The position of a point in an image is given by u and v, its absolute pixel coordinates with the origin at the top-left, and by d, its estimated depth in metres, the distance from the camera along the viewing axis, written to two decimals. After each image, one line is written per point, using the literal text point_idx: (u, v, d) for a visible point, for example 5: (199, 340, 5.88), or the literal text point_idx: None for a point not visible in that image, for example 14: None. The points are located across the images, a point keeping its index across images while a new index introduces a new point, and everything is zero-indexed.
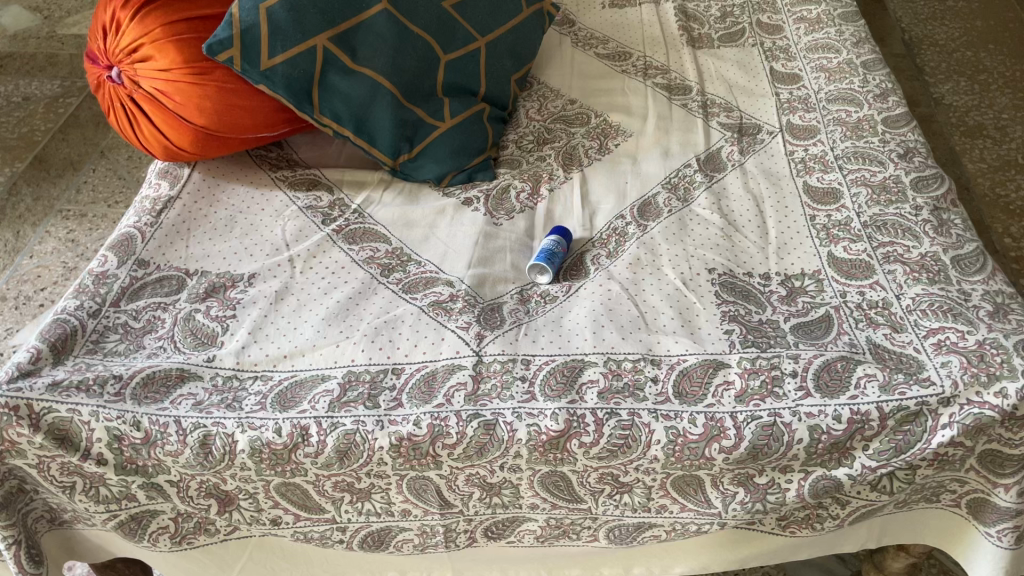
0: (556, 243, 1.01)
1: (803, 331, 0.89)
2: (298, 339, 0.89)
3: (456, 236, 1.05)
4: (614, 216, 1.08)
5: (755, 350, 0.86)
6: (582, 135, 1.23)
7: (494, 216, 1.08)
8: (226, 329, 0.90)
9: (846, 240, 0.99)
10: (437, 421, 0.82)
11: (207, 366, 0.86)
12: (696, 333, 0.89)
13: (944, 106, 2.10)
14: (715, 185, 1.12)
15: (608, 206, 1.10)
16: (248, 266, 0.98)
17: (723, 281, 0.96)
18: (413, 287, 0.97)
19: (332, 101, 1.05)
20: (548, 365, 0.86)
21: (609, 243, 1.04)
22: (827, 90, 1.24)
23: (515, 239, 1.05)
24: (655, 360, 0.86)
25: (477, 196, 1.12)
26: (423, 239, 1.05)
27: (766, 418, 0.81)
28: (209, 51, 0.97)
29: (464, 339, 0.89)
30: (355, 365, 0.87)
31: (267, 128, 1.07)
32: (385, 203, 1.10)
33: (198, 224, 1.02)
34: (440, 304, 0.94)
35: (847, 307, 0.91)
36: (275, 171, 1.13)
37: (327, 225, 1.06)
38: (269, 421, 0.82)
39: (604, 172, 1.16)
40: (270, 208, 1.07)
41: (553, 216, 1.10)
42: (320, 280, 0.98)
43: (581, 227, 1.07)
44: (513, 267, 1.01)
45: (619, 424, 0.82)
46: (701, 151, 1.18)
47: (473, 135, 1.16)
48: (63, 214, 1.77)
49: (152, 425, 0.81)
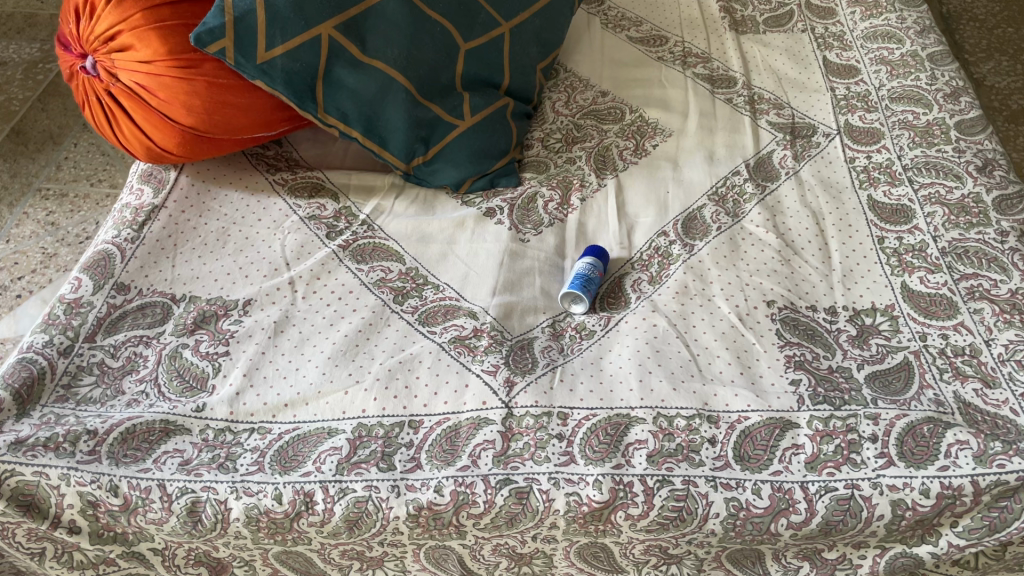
0: (591, 266, 0.89)
1: (881, 383, 0.77)
2: (300, 383, 0.78)
3: (478, 255, 0.93)
4: (656, 232, 0.96)
5: (827, 408, 0.75)
6: (616, 133, 1.10)
7: (520, 230, 0.96)
8: (216, 370, 0.78)
9: (923, 270, 0.88)
10: (461, 488, 0.71)
11: (195, 416, 0.75)
12: (757, 384, 0.77)
13: (984, 86, 1.97)
14: (769, 198, 1.00)
15: (649, 220, 0.98)
16: (243, 291, 0.86)
17: (785, 317, 0.84)
18: (431, 317, 0.85)
19: (338, 99, 0.93)
20: (588, 422, 0.75)
21: (651, 265, 0.92)
22: (890, 87, 1.12)
23: (545, 258, 0.93)
24: (711, 418, 0.75)
25: (501, 206, 0.99)
26: (442, 258, 0.93)
27: (842, 490, 0.70)
28: (197, 41, 0.84)
29: (491, 387, 0.77)
30: (366, 418, 0.75)
31: (264, 128, 0.95)
32: (397, 213, 0.98)
33: (186, 240, 0.90)
34: (462, 340, 0.82)
35: (928, 352, 0.80)
36: (273, 173, 1.01)
37: (332, 239, 0.93)
38: (268, 486, 0.71)
39: (641, 178, 1.04)
40: (268, 219, 0.95)
41: (586, 231, 0.98)
42: (325, 308, 0.86)
43: (618, 245, 0.95)
44: (543, 293, 0.89)
45: (673, 494, 0.71)
46: (751, 155, 1.06)
47: (496, 134, 1.03)
48: (42, 193, 1.63)
49: (131, 490, 0.70)
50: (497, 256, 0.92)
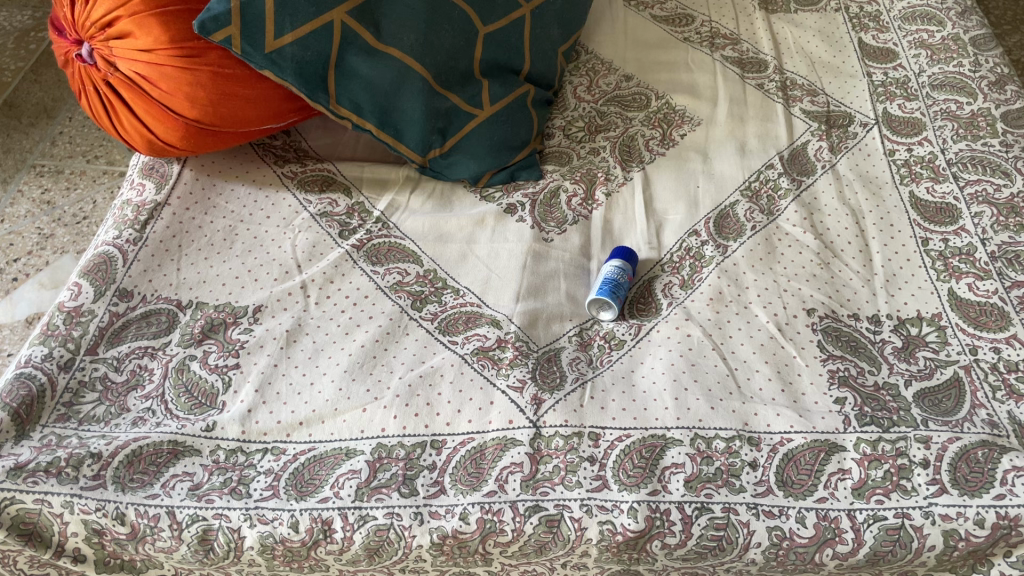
0: (620, 270, 0.84)
1: (930, 402, 0.73)
2: (316, 400, 0.73)
3: (500, 256, 0.88)
4: (686, 231, 0.91)
5: (875, 430, 0.71)
6: (642, 121, 1.05)
7: (544, 229, 0.91)
8: (227, 385, 0.74)
9: (971, 276, 0.84)
10: (489, 516, 0.67)
11: (205, 436, 0.70)
12: (800, 403, 0.73)
13: (1006, 42, 1.89)
14: (805, 194, 0.95)
15: (679, 217, 0.93)
16: (253, 297, 0.81)
17: (827, 327, 0.80)
18: (452, 325, 0.81)
19: (352, 89, 0.87)
20: (622, 443, 0.71)
21: (682, 267, 0.88)
22: (931, 73, 1.07)
23: (570, 260, 0.88)
24: (752, 440, 0.71)
25: (523, 202, 0.94)
26: (461, 259, 0.88)
27: (891, 519, 0.66)
28: (201, 29, 0.78)
29: (517, 404, 0.73)
30: (386, 437, 0.71)
31: (272, 119, 0.89)
32: (414, 209, 0.93)
33: (191, 240, 0.85)
34: (485, 352, 0.77)
35: (979, 368, 0.76)
36: (282, 165, 0.95)
37: (345, 239, 0.88)
38: (284, 513, 0.67)
39: (669, 171, 0.98)
40: (278, 217, 0.90)
41: (613, 230, 0.93)
42: (340, 315, 0.81)
43: (647, 245, 0.90)
44: (569, 298, 0.85)
45: (712, 523, 0.67)
46: (785, 147, 1.01)
47: (516, 124, 0.98)
48: (37, 169, 1.57)
49: (139, 518, 0.66)
50: (520, 258, 0.87)
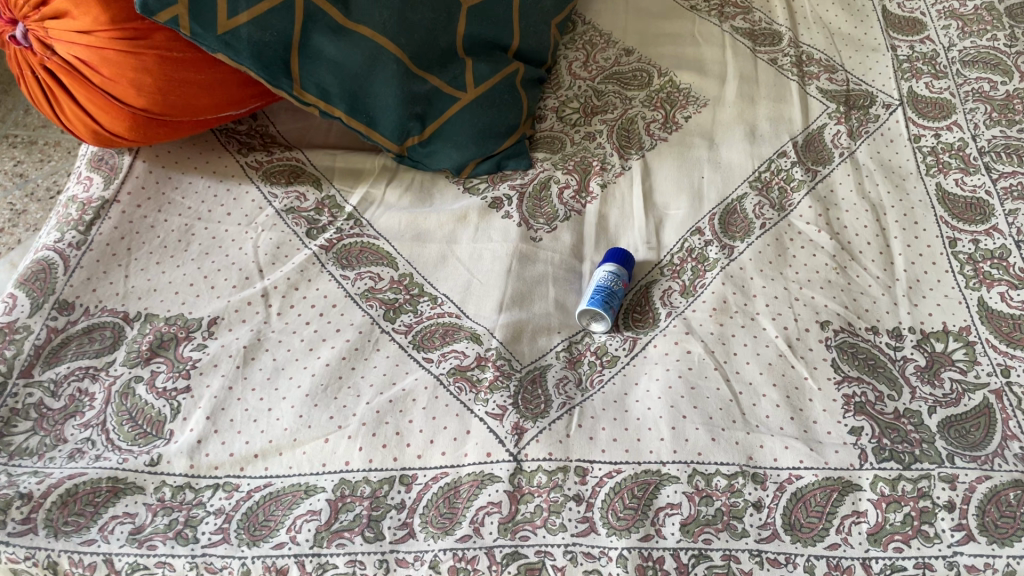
0: (614, 277, 0.76)
1: (957, 432, 0.66)
2: (273, 428, 0.66)
3: (483, 258, 0.80)
4: (689, 229, 0.83)
5: (895, 467, 0.63)
6: (642, 102, 0.96)
7: (532, 226, 0.83)
8: (175, 412, 0.67)
9: (1003, 284, 0.76)
10: (461, 564, 0.60)
11: (149, 472, 0.64)
12: (811, 433, 0.66)
13: None
14: (821, 186, 0.86)
15: (680, 213, 0.85)
16: (208, 307, 0.74)
17: (842, 343, 0.72)
18: (427, 339, 0.73)
19: (318, 73, 0.79)
20: (611, 480, 0.64)
21: (683, 270, 0.79)
22: (962, 48, 0.97)
23: (560, 262, 0.80)
24: (757, 477, 0.63)
25: (509, 195, 0.86)
26: (440, 262, 0.80)
27: (912, 570, 0.58)
28: (143, 8, 0.69)
29: (496, 435, 0.66)
30: (350, 473, 0.64)
31: (231, 106, 0.81)
32: (390, 203, 0.85)
33: (142, 242, 0.77)
34: (463, 372, 0.70)
35: (1011, 393, 0.68)
36: (246, 154, 0.87)
37: (312, 238, 0.81)
38: (233, 561, 0.60)
39: (672, 159, 0.90)
40: (239, 213, 0.82)
41: (608, 227, 0.84)
42: (304, 327, 0.74)
43: (645, 245, 0.82)
44: (557, 306, 0.77)
45: (711, 573, 0.59)
46: (799, 131, 0.92)
47: (503, 108, 0.89)
48: (9, 138, 1.47)
49: (73, 567, 0.59)
50: (504, 261, 0.79)
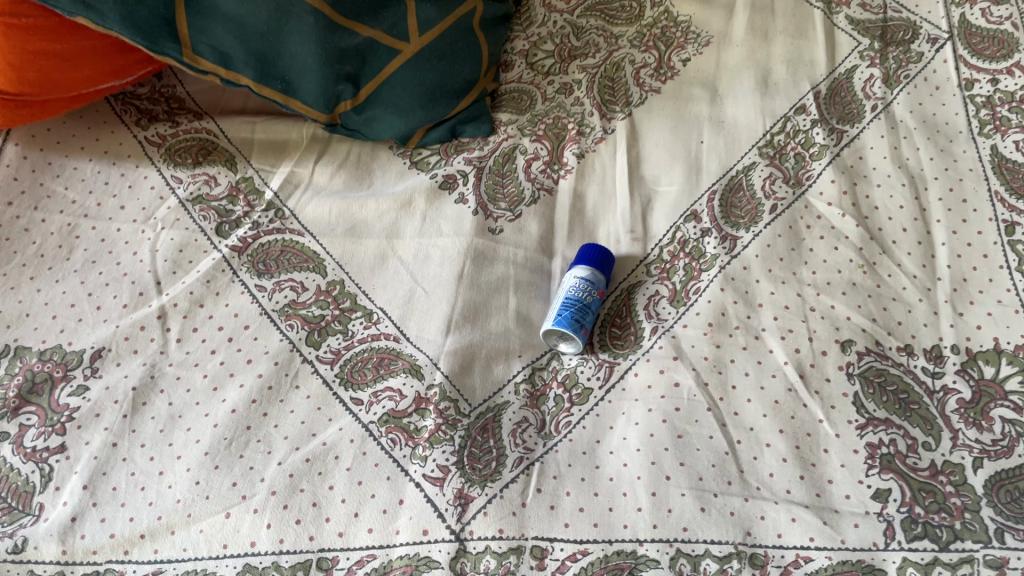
0: (587, 287, 0.62)
1: (1010, 496, 0.52)
2: (165, 499, 0.54)
3: (429, 258, 0.66)
4: (682, 214, 0.68)
5: (928, 548, 0.50)
6: (630, 40, 0.79)
7: (491, 214, 0.68)
8: (46, 479, 0.55)
9: None
10: None
11: (13, 561, 0.52)
12: (826, 500, 0.53)
13: None
14: (847, 151, 0.70)
15: (673, 191, 0.69)
16: (91, 336, 0.61)
17: (868, 371, 0.58)
18: (357, 372, 0.60)
19: (213, 33, 0.62)
20: (577, 564, 0.51)
21: (673, 269, 0.65)
22: None
23: (524, 260, 0.66)
24: (758, 561, 0.50)
25: (465, 171, 0.71)
26: (378, 264, 0.66)
27: None
28: None
29: (435, 505, 0.53)
30: (255, 557, 0.52)
31: (113, 74, 0.65)
32: (319, 185, 0.70)
33: (12, 252, 0.64)
34: (397, 419, 0.57)
35: None
36: (146, 127, 0.72)
37: (224, 236, 0.67)
38: None
39: (664, 118, 0.74)
40: (135, 206, 0.68)
41: (584, 210, 0.70)
42: (210, 358, 0.61)
43: (628, 235, 0.67)
44: (519, 321, 0.63)
45: None
46: (823, 77, 0.75)
47: (457, 59, 0.72)
48: None
49: None
50: (454, 262, 0.65)
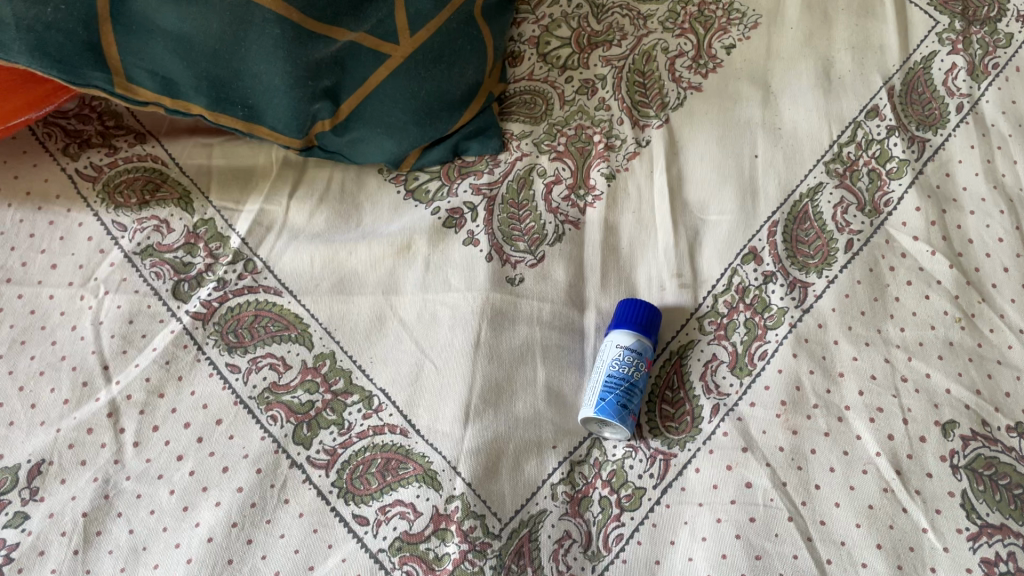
0: (632, 360, 0.51)
1: None
2: None
3: (438, 321, 0.54)
4: (738, 252, 0.56)
5: None
6: (662, 22, 0.66)
7: (508, 259, 0.56)
8: None
9: None
10: None
11: None
12: None
13: None
14: (930, 166, 0.58)
15: (724, 220, 0.57)
16: (27, 445, 0.49)
17: (975, 461, 0.48)
18: (360, 479, 0.49)
19: (152, 55, 0.49)
20: None
21: (731, 325, 0.54)
22: None
23: (553, 318, 0.55)
24: None
25: (473, 203, 0.58)
26: (375, 330, 0.54)
27: None
28: None
29: None
30: None
31: (30, 109, 0.52)
32: (297, 226, 0.58)
33: None
34: (413, 545, 0.47)
35: None
36: (77, 155, 0.59)
37: (184, 300, 0.55)
38: None
39: (709, 124, 0.61)
40: (71, 263, 0.55)
41: (619, 246, 0.58)
42: (177, 467, 0.49)
43: (675, 280, 0.56)
44: (551, 399, 0.52)
45: None
46: (897, 68, 0.62)
47: (461, 60, 0.58)
48: None
49: None
50: (469, 326, 0.53)
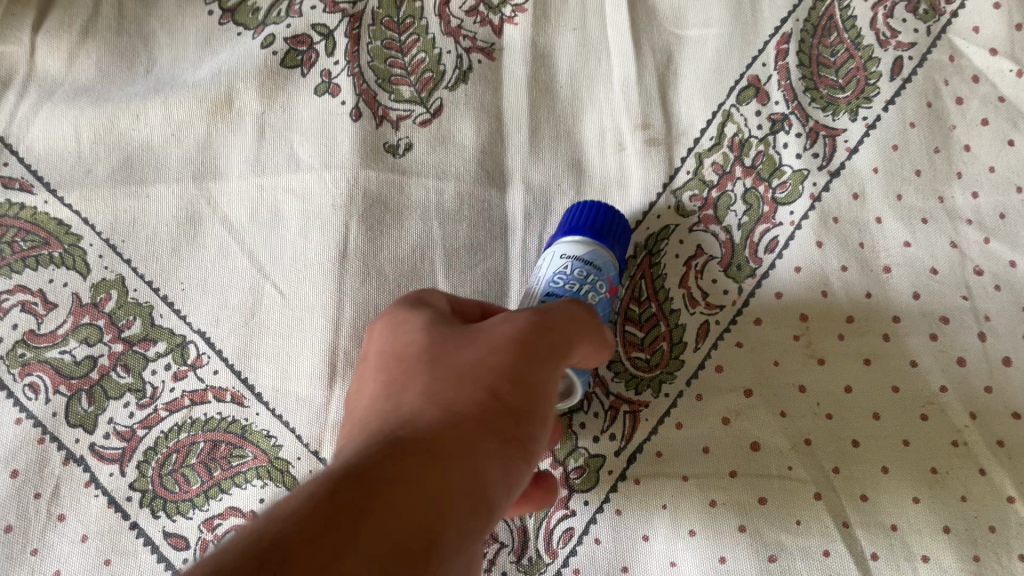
0: (583, 276, 0.31)
1: None
2: None
3: (282, 222, 0.35)
4: (732, 85, 0.37)
5: None
6: None
7: (387, 114, 0.37)
8: None
9: None
10: None
11: None
12: None
13: None
14: None
15: (711, 35, 0.38)
16: None
17: None
18: (172, 477, 0.32)
19: None
20: None
21: (724, 197, 0.36)
22: None
23: (460, 207, 0.36)
24: None
25: (326, 26, 0.38)
26: (186, 240, 0.35)
27: None
28: None
29: None
30: None
31: None
32: (51, 78, 0.37)
33: None
34: None
35: None
36: None
37: None
38: None
39: None
40: None
41: (554, 84, 0.38)
42: None
43: (638, 134, 0.37)
44: None
45: None
46: None
47: None
48: None
49: None
50: (330, 228, 0.35)
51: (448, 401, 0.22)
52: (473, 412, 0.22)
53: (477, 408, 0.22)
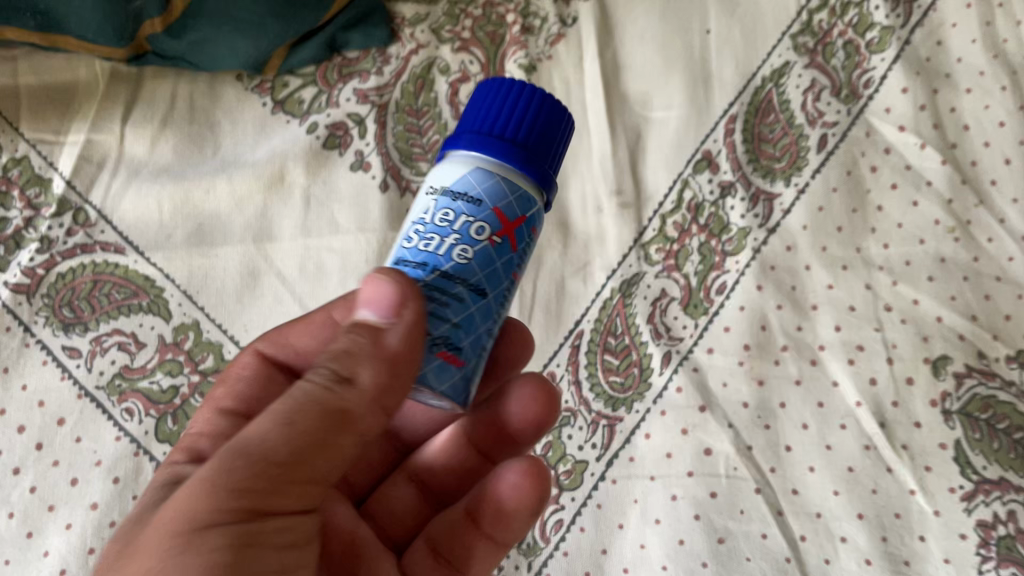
0: (450, 218, 0.25)
1: None
2: None
3: (325, 274, 0.44)
4: (689, 158, 0.46)
5: None
6: None
7: (408, 185, 0.46)
8: None
9: None
10: None
11: None
12: None
13: None
14: (920, 35, 0.47)
15: (672, 116, 0.47)
16: None
17: (970, 403, 0.40)
18: None
19: None
20: None
21: (683, 250, 0.45)
22: None
23: None
24: None
25: (359, 115, 0.47)
26: (248, 290, 0.44)
27: None
28: None
29: None
30: None
31: None
32: (137, 159, 0.46)
33: None
34: None
35: None
36: None
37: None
38: None
39: None
40: None
41: None
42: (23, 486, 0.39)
43: (613, 199, 0.46)
44: None
45: None
46: None
47: None
48: None
49: None
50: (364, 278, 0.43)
51: (190, 521, 0.22)
52: (224, 521, 0.22)
53: (234, 513, 0.22)
